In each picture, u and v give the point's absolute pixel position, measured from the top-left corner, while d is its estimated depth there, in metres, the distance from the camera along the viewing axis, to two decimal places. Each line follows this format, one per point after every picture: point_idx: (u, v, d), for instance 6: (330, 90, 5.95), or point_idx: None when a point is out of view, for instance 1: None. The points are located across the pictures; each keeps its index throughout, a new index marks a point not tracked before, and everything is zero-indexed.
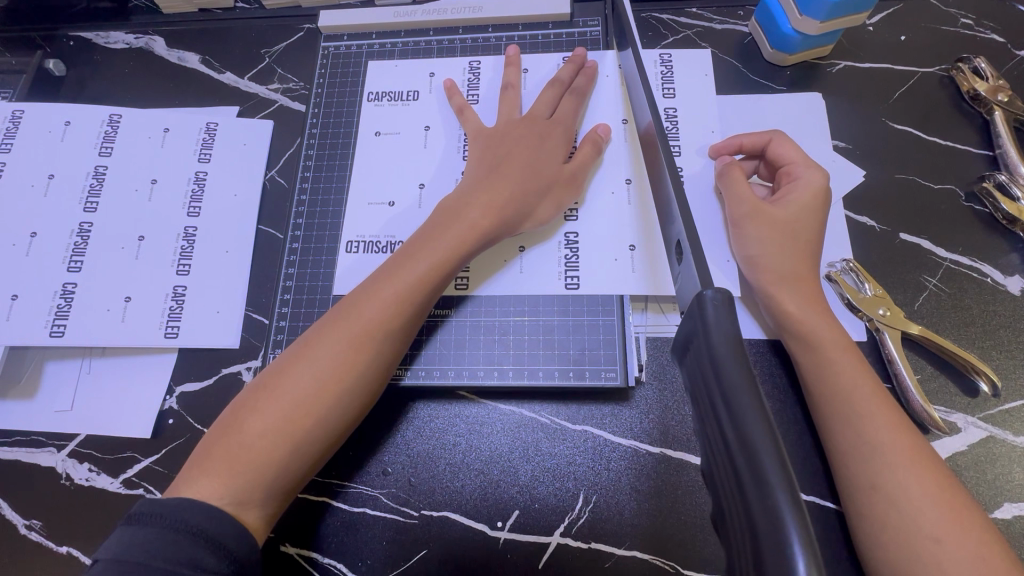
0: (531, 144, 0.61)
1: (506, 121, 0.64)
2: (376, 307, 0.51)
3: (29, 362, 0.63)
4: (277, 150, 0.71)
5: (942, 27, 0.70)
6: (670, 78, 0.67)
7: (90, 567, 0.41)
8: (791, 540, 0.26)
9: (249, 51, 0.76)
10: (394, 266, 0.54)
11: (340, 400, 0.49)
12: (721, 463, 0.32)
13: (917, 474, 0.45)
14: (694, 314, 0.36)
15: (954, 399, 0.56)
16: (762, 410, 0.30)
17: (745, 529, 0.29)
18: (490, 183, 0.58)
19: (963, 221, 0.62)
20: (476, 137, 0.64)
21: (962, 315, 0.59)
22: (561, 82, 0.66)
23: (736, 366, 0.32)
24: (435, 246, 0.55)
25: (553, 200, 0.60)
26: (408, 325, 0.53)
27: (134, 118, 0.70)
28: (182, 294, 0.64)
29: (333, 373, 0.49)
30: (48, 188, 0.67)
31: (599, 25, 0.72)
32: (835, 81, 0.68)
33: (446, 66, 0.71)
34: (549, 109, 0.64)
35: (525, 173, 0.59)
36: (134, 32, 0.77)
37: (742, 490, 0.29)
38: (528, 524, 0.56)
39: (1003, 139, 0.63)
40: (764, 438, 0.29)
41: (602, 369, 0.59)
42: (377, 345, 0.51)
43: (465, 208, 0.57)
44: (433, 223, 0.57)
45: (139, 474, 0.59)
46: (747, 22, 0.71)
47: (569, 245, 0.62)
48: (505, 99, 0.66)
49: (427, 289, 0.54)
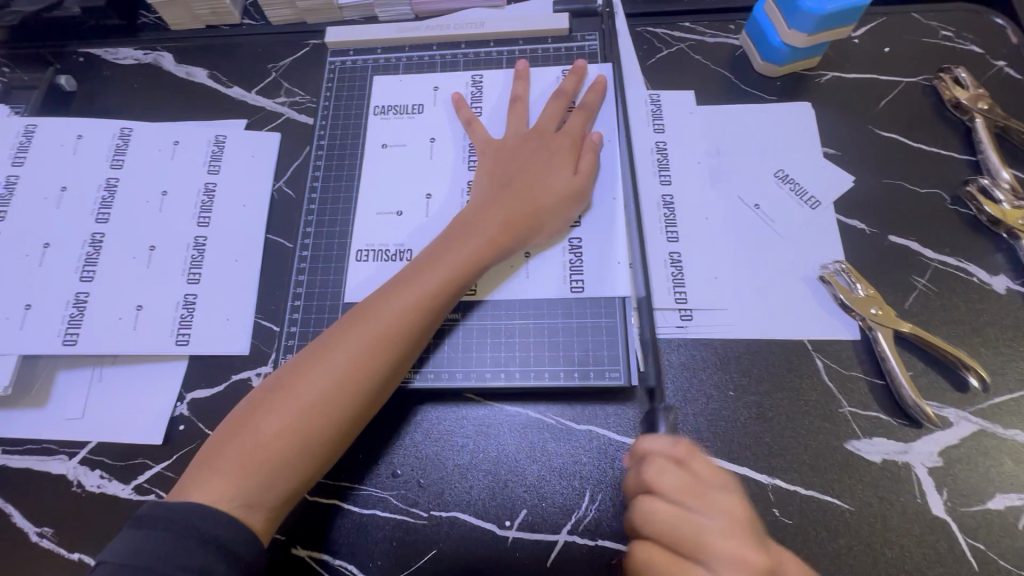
0: (540, 157, 0.63)
1: (515, 133, 0.66)
2: (393, 313, 0.53)
3: (40, 371, 0.63)
4: (284, 161, 0.73)
5: (924, 39, 0.73)
6: (659, 117, 0.70)
7: (97, 570, 0.42)
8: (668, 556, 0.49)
9: (257, 66, 0.78)
10: (411, 273, 0.56)
11: (353, 403, 0.50)
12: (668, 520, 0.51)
13: (651, 555, 0.45)
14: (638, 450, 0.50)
15: (946, 394, 0.58)
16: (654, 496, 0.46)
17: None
18: (500, 196, 0.60)
19: (949, 223, 0.64)
20: (484, 149, 0.66)
21: (950, 313, 0.61)
22: (567, 97, 0.68)
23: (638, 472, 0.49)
24: (448, 257, 0.57)
25: (562, 211, 0.62)
26: (421, 331, 0.54)
27: (145, 132, 0.72)
28: (192, 303, 0.65)
29: (349, 376, 0.50)
30: (60, 200, 0.68)
31: (596, 39, 0.74)
32: (824, 91, 0.71)
33: (450, 79, 0.73)
34: (556, 123, 0.66)
35: (535, 188, 0.61)
36: (144, 49, 0.79)
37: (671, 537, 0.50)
38: (536, 524, 0.57)
39: (985, 144, 0.66)
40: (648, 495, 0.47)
41: (605, 369, 0.60)
42: (391, 350, 0.52)
43: (477, 220, 0.59)
44: (449, 234, 0.59)
45: (150, 480, 0.60)
46: (738, 35, 0.74)
47: (572, 250, 0.63)
48: (512, 111, 0.68)
49: (441, 298, 0.55)
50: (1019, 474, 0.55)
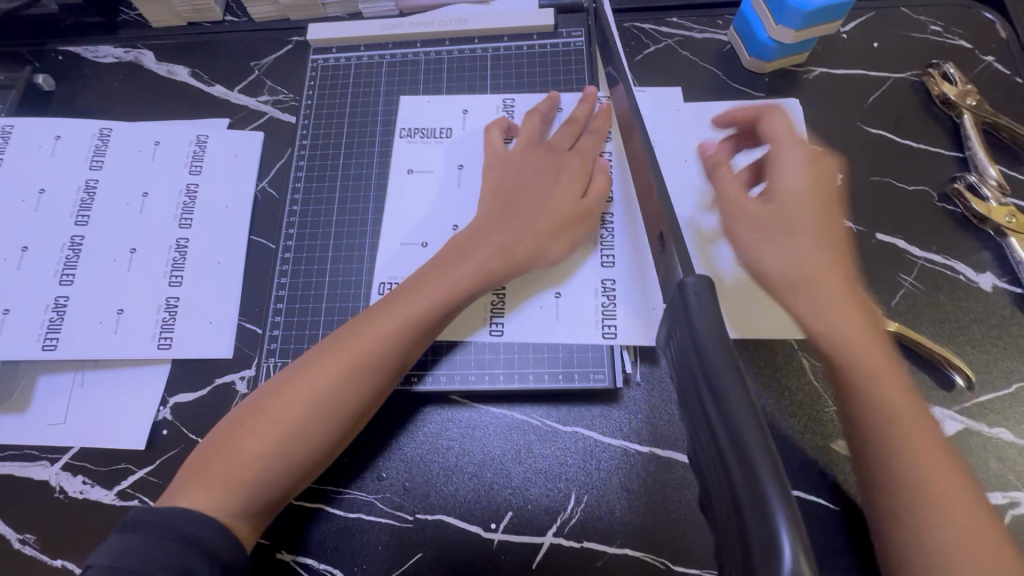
0: (546, 179, 0.62)
1: (526, 150, 0.65)
2: (378, 337, 0.52)
3: (20, 377, 0.63)
4: (267, 162, 0.72)
5: (913, 34, 0.73)
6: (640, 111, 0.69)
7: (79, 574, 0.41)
8: (777, 521, 0.26)
9: (238, 64, 0.76)
10: (399, 297, 0.55)
11: (338, 424, 0.50)
12: (716, 475, 0.31)
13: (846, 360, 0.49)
14: (676, 300, 0.36)
15: (932, 393, 0.57)
16: (759, 424, 0.29)
17: (732, 500, 0.29)
18: (500, 221, 0.60)
19: (936, 220, 0.64)
20: (493, 166, 0.65)
21: (937, 312, 0.61)
22: (577, 121, 0.66)
23: (719, 349, 0.32)
24: (436, 281, 0.56)
25: (566, 239, 0.61)
26: (406, 356, 0.54)
27: (125, 132, 0.71)
28: (175, 306, 0.64)
29: (332, 401, 0.50)
30: (38, 203, 0.67)
31: (582, 35, 0.74)
32: (811, 87, 0.70)
33: (480, 104, 0.71)
34: (567, 148, 0.65)
35: (536, 209, 0.60)
36: (123, 46, 0.77)
37: (725, 470, 0.30)
38: (521, 526, 0.57)
39: (972, 141, 0.66)
40: (774, 483, 0.27)
41: (591, 371, 0.60)
42: (375, 375, 0.51)
43: (472, 245, 0.58)
44: (440, 258, 0.58)
45: (133, 485, 0.59)
46: (726, 31, 0.74)
47: (605, 292, 0.61)
48: (529, 125, 0.66)
49: (429, 323, 0.55)
50: (1003, 473, 0.55)
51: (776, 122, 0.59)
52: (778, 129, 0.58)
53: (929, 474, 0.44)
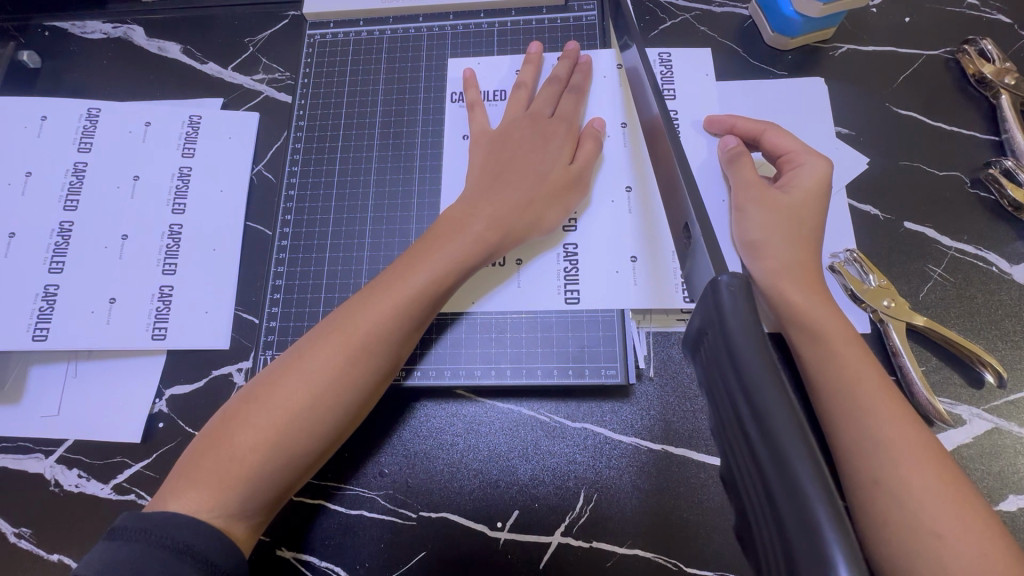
0: (536, 145, 0.59)
1: (512, 119, 0.61)
2: (373, 319, 0.49)
3: (11, 367, 0.61)
4: (263, 144, 0.69)
5: (948, 7, 0.68)
6: (669, 79, 0.64)
7: None
8: (834, 556, 0.23)
9: (232, 40, 0.73)
10: (391, 277, 0.52)
11: (333, 415, 0.47)
12: (758, 502, 0.28)
13: (828, 366, 0.47)
14: (708, 301, 0.33)
15: (959, 391, 0.55)
16: (810, 450, 0.26)
17: (775, 539, 0.26)
18: (492, 192, 0.56)
19: (968, 208, 0.61)
20: (479, 138, 0.62)
21: (967, 306, 0.58)
22: (558, 79, 0.63)
23: (758, 358, 0.29)
24: (432, 259, 0.53)
25: (560, 204, 0.58)
26: (405, 339, 0.51)
27: (114, 112, 0.68)
28: (168, 295, 0.62)
29: (329, 388, 0.47)
30: (25, 186, 0.65)
31: (594, 9, 0.69)
32: (837, 65, 0.66)
33: (494, 63, 0.68)
34: (550, 106, 0.62)
35: (530, 177, 0.57)
36: (112, 21, 0.74)
37: (771, 497, 0.26)
38: (529, 524, 0.55)
39: (1010, 123, 0.62)
40: (832, 522, 0.24)
41: (602, 366, 0.57)
42: (372, 360, 0.49)
43: (468, 218, 0.55)
44: (435, 233, 0.55)
45: (130, 479, 0.58)
46: (747, 5, 0.69)
47: (567, 257, 0.59)
48: (514, 98, 0.63)
49: (422, 303, 0.51)
50: None
51: (781, 136, 0.57)
52: (787, 143, 0.56)
53: (911, 474, 0.42)
